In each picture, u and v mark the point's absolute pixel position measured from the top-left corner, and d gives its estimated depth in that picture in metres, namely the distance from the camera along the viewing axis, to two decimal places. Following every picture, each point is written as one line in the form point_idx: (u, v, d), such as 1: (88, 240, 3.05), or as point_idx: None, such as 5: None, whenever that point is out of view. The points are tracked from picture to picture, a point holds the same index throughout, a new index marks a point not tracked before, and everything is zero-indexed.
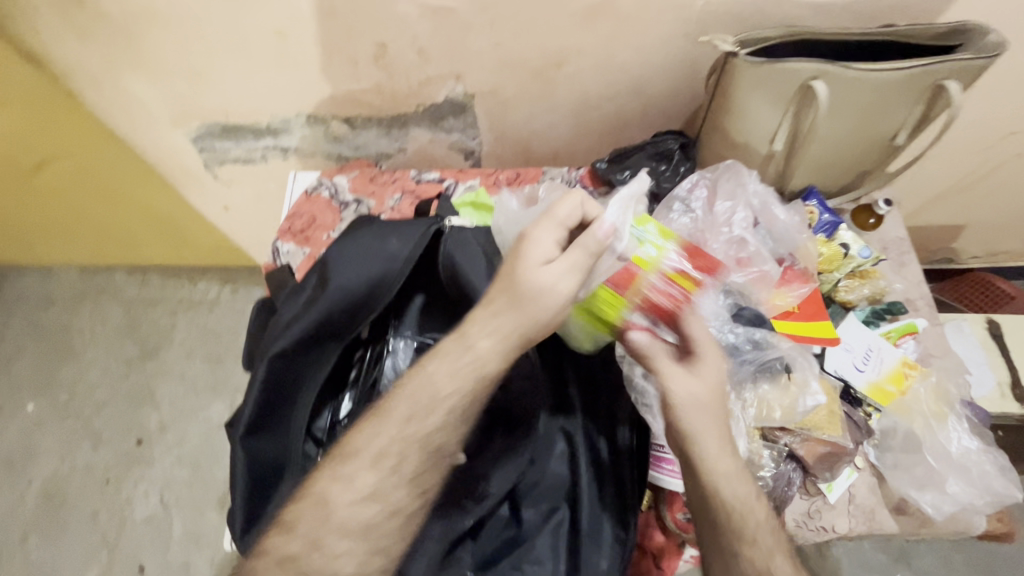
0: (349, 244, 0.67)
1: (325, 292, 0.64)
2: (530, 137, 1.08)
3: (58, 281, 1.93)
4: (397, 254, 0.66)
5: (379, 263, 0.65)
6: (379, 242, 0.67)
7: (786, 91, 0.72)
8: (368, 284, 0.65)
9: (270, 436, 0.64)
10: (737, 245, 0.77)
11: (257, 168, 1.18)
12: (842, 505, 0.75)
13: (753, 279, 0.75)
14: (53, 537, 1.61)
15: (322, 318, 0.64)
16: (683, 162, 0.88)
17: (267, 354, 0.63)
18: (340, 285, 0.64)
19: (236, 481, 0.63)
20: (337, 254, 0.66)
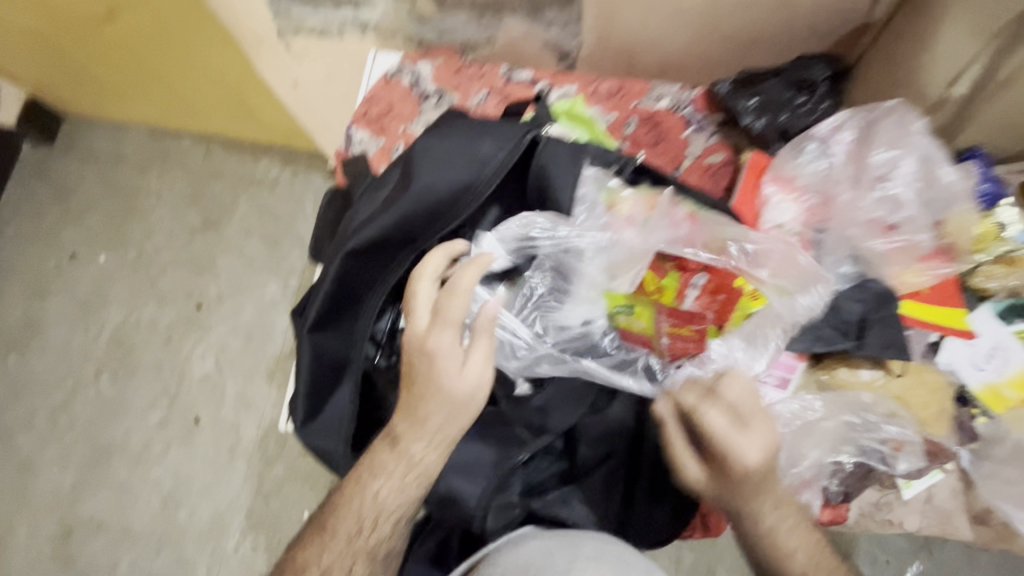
0: (437, 141, 0.60)
1: (406, 193, 0.58)
2: (638, 45, 0.94)
3: (129, 140, 1.94)
4: (489, 160, 0.59)
5: (469, 168, 0.59)
6: (470, 143, 0.60)
7: (996, 21, 0.56)
8: (453, 191, 0.59)
9: (335, 333, 0.62)
10: (889, 206, 0.65)
11: (332, 43, 1.09)
12: (916, 503, 0.70)
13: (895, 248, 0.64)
14: (122, 379, 1.76)
15: (400, 220, 0.59)
16: (826, 98, 0.76)
17: (342, 250, 0.59)
18: (423, 187, 0.58)
19: (300, 371, 0.62)
20: (424, 150, 0.59)
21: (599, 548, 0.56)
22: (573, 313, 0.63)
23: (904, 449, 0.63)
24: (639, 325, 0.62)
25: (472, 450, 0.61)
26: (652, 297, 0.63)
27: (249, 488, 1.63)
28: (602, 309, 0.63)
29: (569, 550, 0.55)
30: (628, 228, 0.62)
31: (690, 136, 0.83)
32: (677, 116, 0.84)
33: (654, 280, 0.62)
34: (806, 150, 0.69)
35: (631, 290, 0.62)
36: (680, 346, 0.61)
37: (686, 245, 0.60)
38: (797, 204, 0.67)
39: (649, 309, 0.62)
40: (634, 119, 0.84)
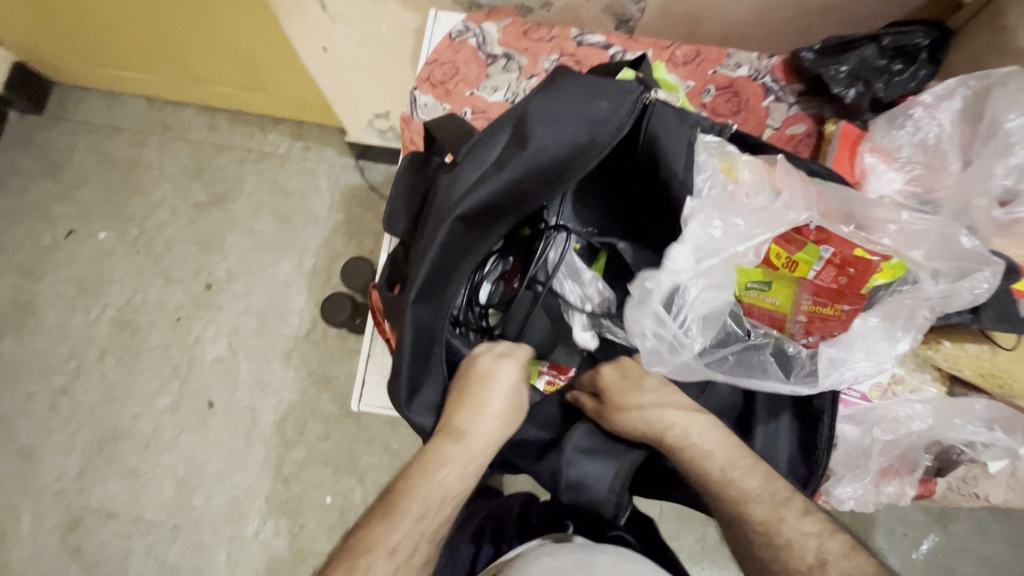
0: (552, 99, 0.56)
1: (522, 153, 0.55)
2: (705, 11, 0.91)
3: (124, 109, 1.83)
4: (607, 118, 0.55)
5: (586, 126, 0.55)
6: (585, 99, 0.56)
7: None
8: (571, 150, 0.55)
9: (436, 305, 0.59)
10: (1018, 172, 0.61)
11: (373, 3, 1.02)
12: (1003, 477, 0.69)
13: (1016, 221, 0.61)
14: (127, 362, 1.68)
15: (515, 182, 0.55)
16: (925, 65, 0.74)
17: (450, 216, 0.55)
18: (540, 147, 0.55)
19: (402, 349, 0.57)
20: (540, 107, 0.56)
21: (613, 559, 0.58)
22: (712, 294, 0.57)
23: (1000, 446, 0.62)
24: (773, 306, 0.59)
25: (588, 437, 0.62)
26: (789, 274, 0.57)
27: (268, 472, 1.59)
28: (734, 288, 0.58)
29: (584, 569, 0.55)
30: (756, 196, 0.58)
31: (770, 105, 0.80)
32: (756, 85, 0.80)
33: (785, 255, 0.56)
34: (913, 118, 0.66)
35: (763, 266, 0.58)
36: (824, 327, 0.57)
37: (838, 223, 0.56)
38: (901, 174, 0.66)
39: (788, 286, 0.58)
40: (714, 87, 0.80)
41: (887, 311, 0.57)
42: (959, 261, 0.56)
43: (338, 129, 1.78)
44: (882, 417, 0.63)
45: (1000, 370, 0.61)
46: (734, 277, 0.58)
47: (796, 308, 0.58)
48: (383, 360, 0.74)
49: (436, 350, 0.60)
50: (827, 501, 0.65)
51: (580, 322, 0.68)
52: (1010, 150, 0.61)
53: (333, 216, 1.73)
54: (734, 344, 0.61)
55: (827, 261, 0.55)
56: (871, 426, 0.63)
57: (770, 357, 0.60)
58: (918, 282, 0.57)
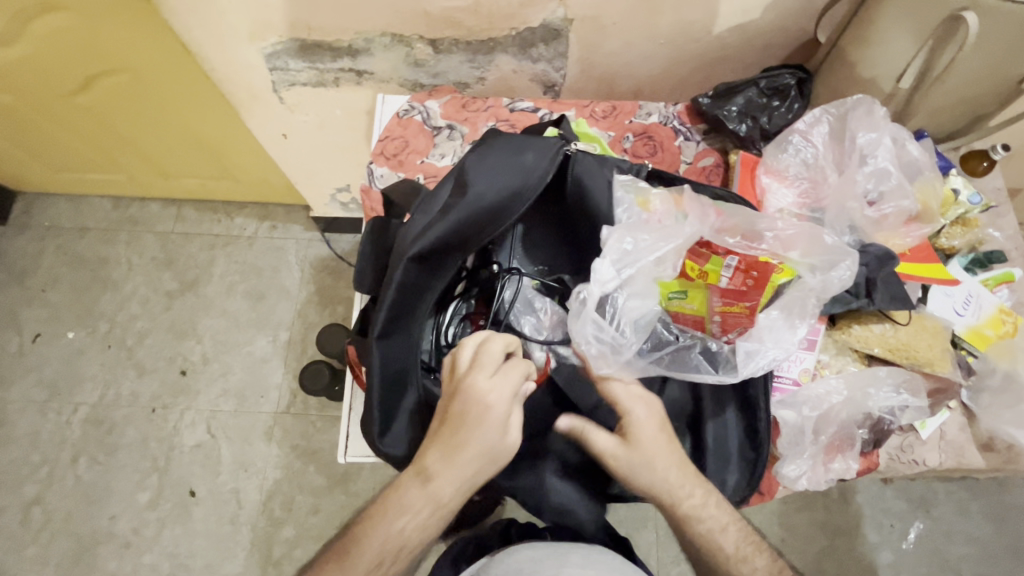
0: (487, 156, 0.67)
1: (462, 200, 0.64)
2: (618, 71, 1.05)
3: (91, 210, 1.88)
4: (534, 168, 0.65)
5: (516, 176, 0.65)
6: (514, 154, 0.67)
7: (929, 24, 0.70)
8: (503, 195, 0.65)
9: (401, 341, 0.66)
10: (876, 177, 0.75)
11: (327, 93, 1.14)
12: (934, 440, 0.78)
13: (884, 216, 0.74)
14: (103, 461, 1.64)
15: (456, 226, 0.64)
16: (797, 100, 0.88)
17: (404, 259, 0.64)
18: (476, 194, 0.64)
19: (371, 380, 0.65)
20: (476, 163, 0.67)
21: (585, 557, 0.69)
22: (639, 304, 0.66)
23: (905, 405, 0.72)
24: (693, 310, 0.68)
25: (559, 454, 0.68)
26: (700, 282, 0.67)
27: (258, 556, 1.54)
28: (658, 298, 0.68)
29: (558, 558, 0.69)
30: (665, 221, 0.67)
31: (681, 144, 0.92)
32: (667, 128, 0.93)
33: (697, 267, 0.67)
34: (793, 143, 0.79)
35: (679, 279, 0.68)
36: (738, 325, 0.65)
37: (728, 235, 0.67)
38: (791, 189, 0.78)
39: (701, 292, 0.68)
40: (631, 134, 0.93)
41: (788, 303, 0.66)
42: (827, 256, 0.66)
43: (303, 207, 1.87)
44: (807, 397, 0.71)
45: (903, 343, 0.71)
46: (657, 290, 0.68)
47: (712, 311, 0.67)
48: None
49: (403, 383, 0.67)
50: (782, 484, 0.71)
51: (537, 347, 0.71)
52: (866, 161, 0.75)
53: (305, 289, 1.79)
54: (669, 347, 0.68)
55: (730, 269, 0.66)
56: (802, 406, 0.70)
57: (700, 357, 0.68)
58: (801, 277, 0.67)
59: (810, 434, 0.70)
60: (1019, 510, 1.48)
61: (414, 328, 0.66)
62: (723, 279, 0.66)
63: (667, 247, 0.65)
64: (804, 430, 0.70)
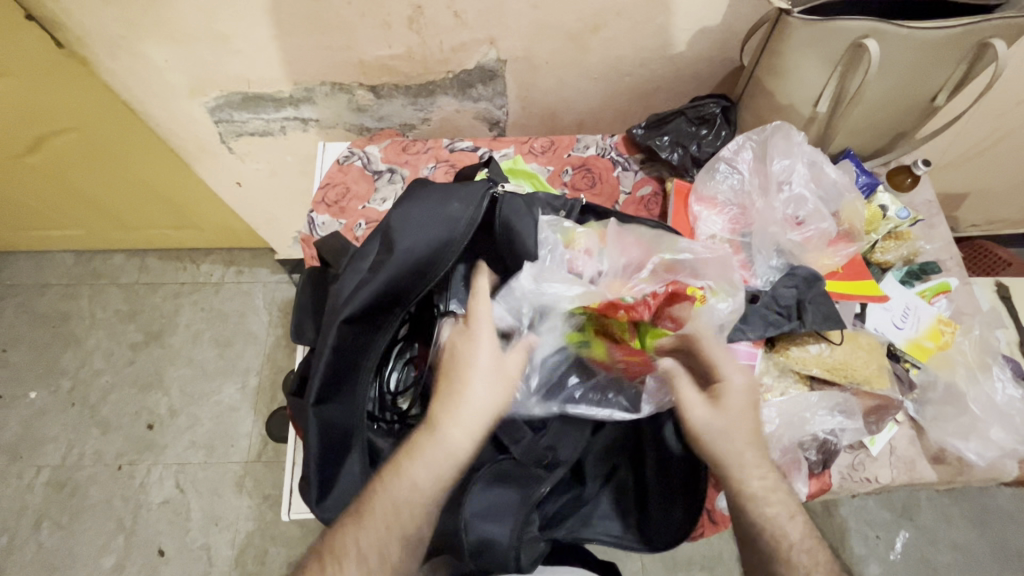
0: (412, 208, 0.67)
1: (390, 257, 0.64)
2: (558, 106, 1.08)
3: (53, 266, 1.86)
4: (461, 216, 0.65)
5: (443, 226, 0.65)
6: (441, 204, 0.66)
7: (835, 52, 0.72)
8: (433, 249, 0.64)
9: (340, 404, 0.65)
10: (794, 203, 0.77)
11: (274, 141, 1.15)
12: (884, 457, 0.78)
13: (807, 239, 0.75)
14: (66, 525, 1.58)
15: (387, 284, 0.63)
16: (724, 126, 0.90)
17: (336, 322, 0.63)
18: (405, 250, 0.64)
19: (309, 448, 0.64)
20: (402, 217, 0.66)
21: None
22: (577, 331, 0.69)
23: (843, 427, 0.71)
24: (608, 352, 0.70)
25: (493, 493, 0.64)
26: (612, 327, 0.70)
27: None
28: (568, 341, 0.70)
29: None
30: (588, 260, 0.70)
31: (619, 175, 0.94)
32: (605, 160, 0.95)
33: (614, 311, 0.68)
34: (719, 171, 0.81)
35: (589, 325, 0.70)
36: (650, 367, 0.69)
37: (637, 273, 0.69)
38: (721, 217, 0.79)
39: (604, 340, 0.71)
40: (570, 167, 0.94)
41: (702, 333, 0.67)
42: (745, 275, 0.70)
43: (269, 250, 1.87)
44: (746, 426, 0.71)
45: (840, 362, 0.71)
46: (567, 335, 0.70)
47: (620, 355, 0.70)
48: None
49: (345, 446, 0.65)
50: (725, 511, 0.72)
51: None
52: (783, 187, 0.78)
53: (273, 332, 1.77)
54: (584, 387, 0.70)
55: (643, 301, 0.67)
56: None
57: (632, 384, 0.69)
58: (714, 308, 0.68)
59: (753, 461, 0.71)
60: (999, 512, 1.47)
61: (353, 391, 0.65)
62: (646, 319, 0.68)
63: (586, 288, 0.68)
64: None
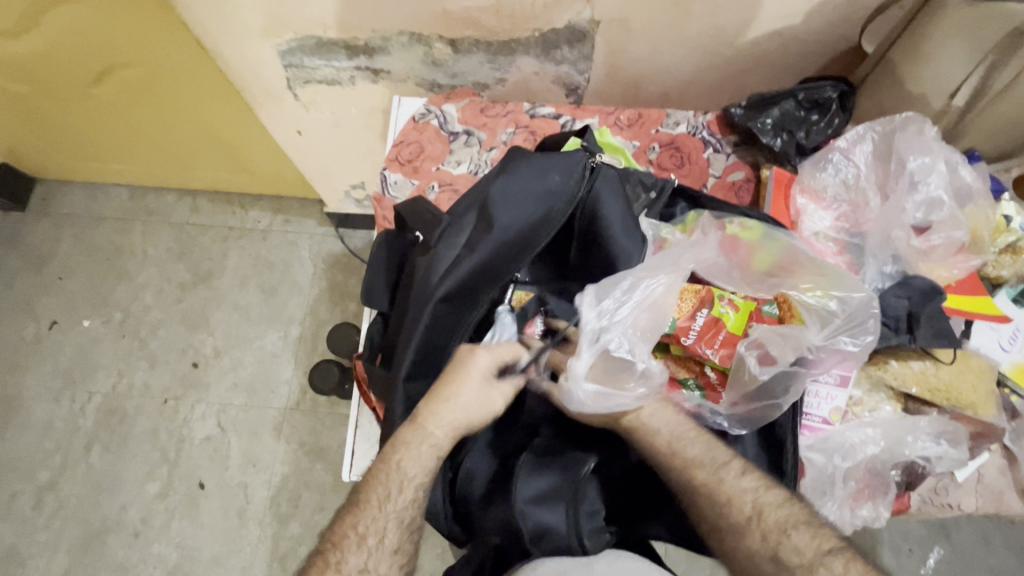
0: (508, 180, 0.65)
1: (491, 233, 0.63)
2: (644, 76, 1.01)
3: (107, 199, 1.88)
4: (561, 193, 0.64)
5: (543, 202, 0.64)
6: (539, 178, 0.65)
7: (989, 38, 0.64)
8: (532, 225, 0.64)
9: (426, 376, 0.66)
10: (925, 206, 0.70)
11: (342, 90, 1.10)
12: (970, 484, 0.74)
13: (932, 246, 0.69)
14: (114, 450, 1.65)
15: (486, 259, 0.64)
16: (837, 114, 0.82)
17: (433, 298, 0.62)
18: (504, 226, 0.63)
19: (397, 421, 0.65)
20: (499, 192, 0.64)
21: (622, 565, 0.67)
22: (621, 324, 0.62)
23: (937, 457, 0.67)
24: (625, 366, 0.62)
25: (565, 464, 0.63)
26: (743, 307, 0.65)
27: (264, 552, 1.54)
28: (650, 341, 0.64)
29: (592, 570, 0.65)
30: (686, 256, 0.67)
31: (710, 157, 0.87)
32: (696, 139, 0.88)
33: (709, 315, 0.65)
34: (833, 161, 0.74)
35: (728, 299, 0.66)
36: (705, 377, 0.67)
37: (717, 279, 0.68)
38: (830, 213, 0.73)
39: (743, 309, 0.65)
40: (658, 144, 0.88)
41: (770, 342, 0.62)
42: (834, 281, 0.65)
43: (317, 201, 1.85)
44: (838, 444, 0.66)
45: (946, 383, 0.66)
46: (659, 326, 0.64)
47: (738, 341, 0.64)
48: (370, 430, 0.81)
49: None
50: None
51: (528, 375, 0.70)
52: (916, 188, 0.70)
53: (316, 284, 1.77)
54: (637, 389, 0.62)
55: (701, 322, 0.64)
56: (833, 453, 0.66)
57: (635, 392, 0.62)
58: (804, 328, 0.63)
59: (840, 481, 0.67)
60: None
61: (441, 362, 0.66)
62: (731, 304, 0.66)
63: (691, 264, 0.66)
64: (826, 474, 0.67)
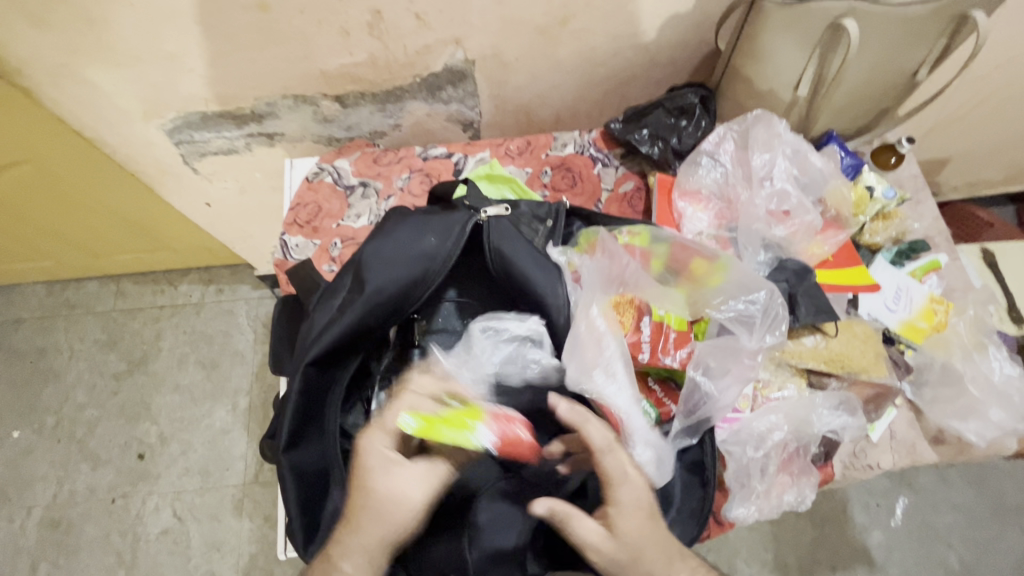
0: (385, 242, 0.63)
1: (361, 296, 0.61)
2: (532, 103, 1.04)
3: (25, 300, 1.80)
4: (436, 252, 0.62)
5: (417, 262, 0.62)
6: (416, 239, 0.63)
7: (813, 32, 0.70)
8: (405, 287, 0.62)
9: (312, 444, 0.63)
10: (776, 199, 0.75)
11: (241, 159, 1.10)
12: (885, 443, 0.77)
13: (792, 231, 0.74)
14: (63, 564, 1.54)
15: (356, 322, 0.61)
16: (704, 116, 0.87)
17: (302, 362, 0.61)
18: (375, 288, 0.61)
19: (288, 497, 0.61)
20: (375, 254, 0.63)
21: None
22: (612, 384, 0.60)
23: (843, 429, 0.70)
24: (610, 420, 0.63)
25: None
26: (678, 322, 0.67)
27: None
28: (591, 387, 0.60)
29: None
30: (591, 277, 0.67)
31: (600, 172, 0.91)
32: (584, 157, 0.92)
33: (665, 324, 0.66)
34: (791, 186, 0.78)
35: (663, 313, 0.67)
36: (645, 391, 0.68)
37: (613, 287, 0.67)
38: (706, 212, 0.78)
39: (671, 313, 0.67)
40: (549, 168, 0.91)
41: (704, 354, 0.66)
42: (746, 283, 0.67)
43: (248, 265, 1.82)
44: (749, 435, 0.68)
45: (836, 353, 0.71)
46: (594, 360, 0.61)
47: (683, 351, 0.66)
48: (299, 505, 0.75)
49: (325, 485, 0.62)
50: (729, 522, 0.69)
51: None
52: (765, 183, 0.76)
53: (259, 349, 1.72)
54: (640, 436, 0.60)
55: (647, 332, 0.65)
56: (746, 444, 0.68)
57: (646, 457, 0.59)
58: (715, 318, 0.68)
59: (758, 472, 0.68)
60: (998, 471, 1.46)
61: (327, 425, 0.63)
62: (660, 306, 0.67)
63: (613, 290, 0.67)
64: (740, 469, 0.68)
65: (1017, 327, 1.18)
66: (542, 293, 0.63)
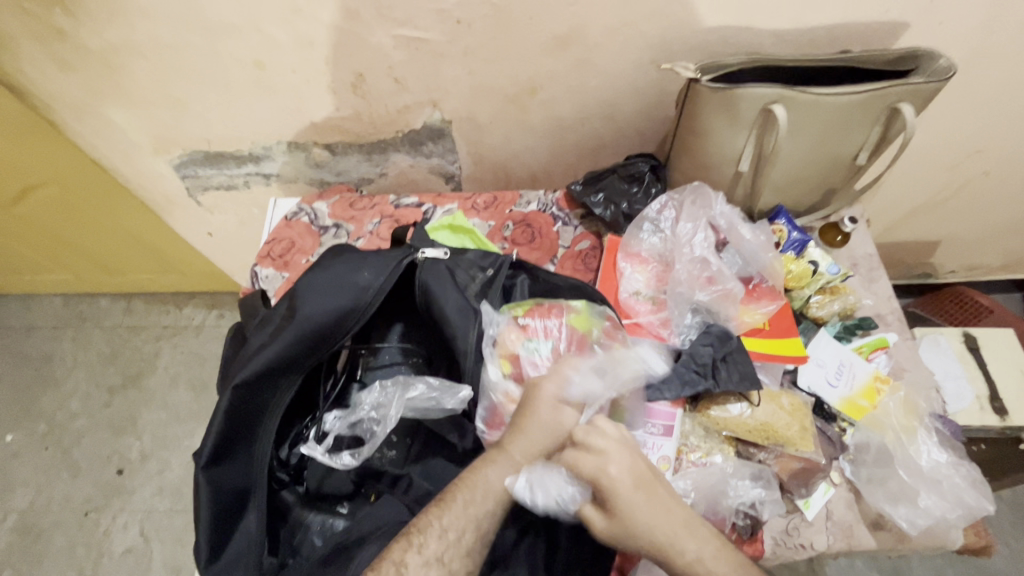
0: (320, 275, 0.69)
1: (292, 322, 0.66)
2: (508, 161, 1.10)
3: (42, 308, 1.92)
4: (369, 285, 0.68)
5: (350, 294, 0.67)
6: (351, 272, 0.69)
7: (748, 115, 0.75)
8: (334, 316, 0.66)
9: (233, 465, 0.65)
10: (700, 264, 0.82)
11: (239, 194, 1.18)
12: (820, 522, 0.73)
13: (715, 296, 0.80)
14: (26, 573, 1.55)
15: (286, 347, 0.65)
16: (654, 183, 0.92)
17: (230, 383, 0.64)
18: (306, 316, 0.66)
19: (199, 513, 0.62)
20: (311, 286, 0.68)
21: None
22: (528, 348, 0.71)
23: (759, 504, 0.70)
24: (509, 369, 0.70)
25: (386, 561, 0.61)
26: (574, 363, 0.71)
27: None
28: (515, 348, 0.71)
29: None
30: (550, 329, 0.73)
31: (559, 230, 0.95)
32: (546, 215, 0.97)
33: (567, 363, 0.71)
34: (725, 257, 0.86)
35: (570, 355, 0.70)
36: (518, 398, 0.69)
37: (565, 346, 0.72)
38: (646, 273, 0.85)
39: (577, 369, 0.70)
40: (511, 222, 0.96)
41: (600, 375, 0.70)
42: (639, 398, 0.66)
43: None
44: None
45: (763, 423, 0.72)
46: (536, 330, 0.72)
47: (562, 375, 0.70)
48: None
49: (242, 505, 0.65)
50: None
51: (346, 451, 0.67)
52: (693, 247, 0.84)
53: None
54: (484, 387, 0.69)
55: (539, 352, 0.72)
56: None
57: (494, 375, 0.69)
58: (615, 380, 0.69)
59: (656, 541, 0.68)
60: None
61: (252, 447, 0.66)
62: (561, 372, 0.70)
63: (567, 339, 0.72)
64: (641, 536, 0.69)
65: (1000, 419, 1.09)
66: (458, 331, 0.68)
